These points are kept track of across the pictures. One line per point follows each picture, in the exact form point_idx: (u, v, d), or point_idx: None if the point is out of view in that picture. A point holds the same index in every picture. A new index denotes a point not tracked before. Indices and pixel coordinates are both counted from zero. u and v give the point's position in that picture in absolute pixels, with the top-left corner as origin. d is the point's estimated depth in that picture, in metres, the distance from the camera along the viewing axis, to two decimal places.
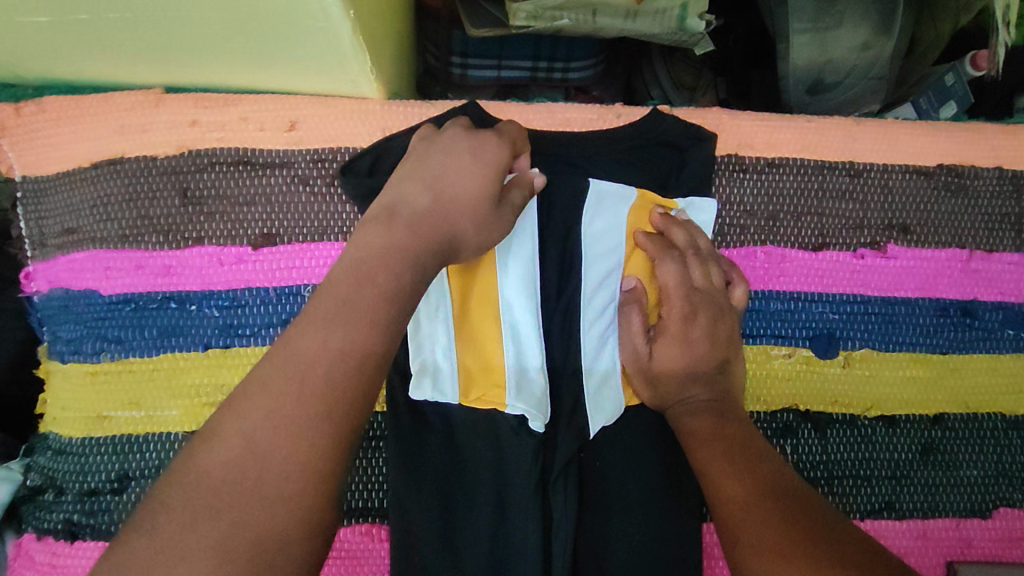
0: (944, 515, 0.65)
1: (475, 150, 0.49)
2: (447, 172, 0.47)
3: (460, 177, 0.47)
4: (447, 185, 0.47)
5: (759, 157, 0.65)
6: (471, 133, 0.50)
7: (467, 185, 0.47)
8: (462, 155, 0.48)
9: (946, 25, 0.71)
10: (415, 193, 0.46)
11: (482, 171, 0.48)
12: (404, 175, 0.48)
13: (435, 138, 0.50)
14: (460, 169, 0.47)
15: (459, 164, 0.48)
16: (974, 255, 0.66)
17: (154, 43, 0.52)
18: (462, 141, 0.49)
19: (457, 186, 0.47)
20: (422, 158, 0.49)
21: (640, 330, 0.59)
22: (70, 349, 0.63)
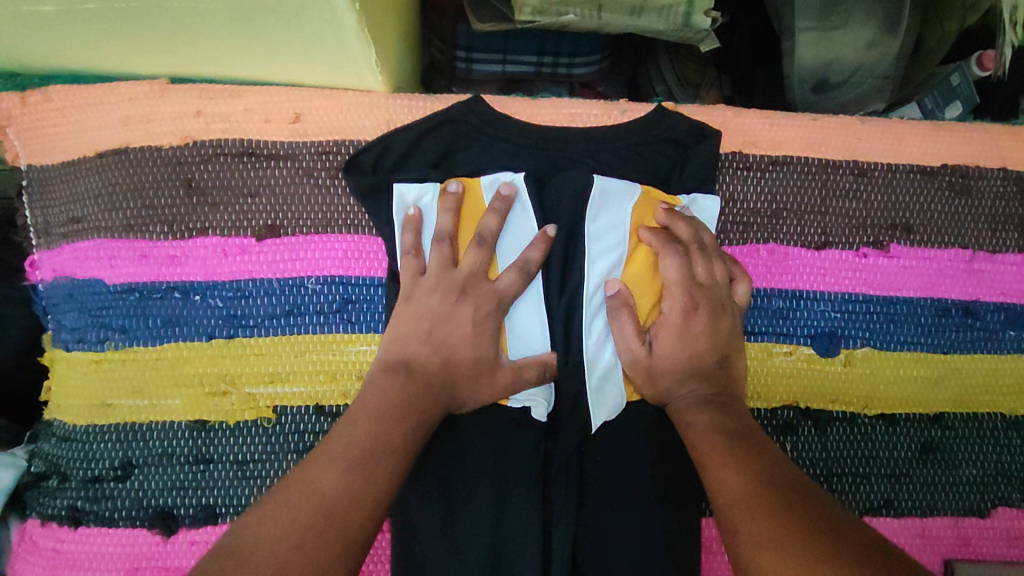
0: (943, 514, 0.65)
1: (472, 317, 0.56)
2: (449, 345, 0.55)
3: (461, 350, 0.55)
4: (452, 355, 0.55)
5: (763, 155, 0.65)
6: (467, 295, 0.57)
7: (467, 355, 0.56)
8: (463, 327, 0.56)
9: (953, 25, 0.70)
10: (422, 359, 0.54)
11: (480, 338, 0.56)
12: (408, 331, 0.55)
13: (431, 286, 0.57)
14: (461, 340, 0.56)
15: (461, 335, 0.56)
16: (977, 255, 0.66)
17: (161, 34, 0.52)
18: (461, 309, 0.56)
19: (458, 356, 0.55)
20: (424, 316, 0.56)
21: (632, 334, 0.58)
22: (74, 337, 0.63)
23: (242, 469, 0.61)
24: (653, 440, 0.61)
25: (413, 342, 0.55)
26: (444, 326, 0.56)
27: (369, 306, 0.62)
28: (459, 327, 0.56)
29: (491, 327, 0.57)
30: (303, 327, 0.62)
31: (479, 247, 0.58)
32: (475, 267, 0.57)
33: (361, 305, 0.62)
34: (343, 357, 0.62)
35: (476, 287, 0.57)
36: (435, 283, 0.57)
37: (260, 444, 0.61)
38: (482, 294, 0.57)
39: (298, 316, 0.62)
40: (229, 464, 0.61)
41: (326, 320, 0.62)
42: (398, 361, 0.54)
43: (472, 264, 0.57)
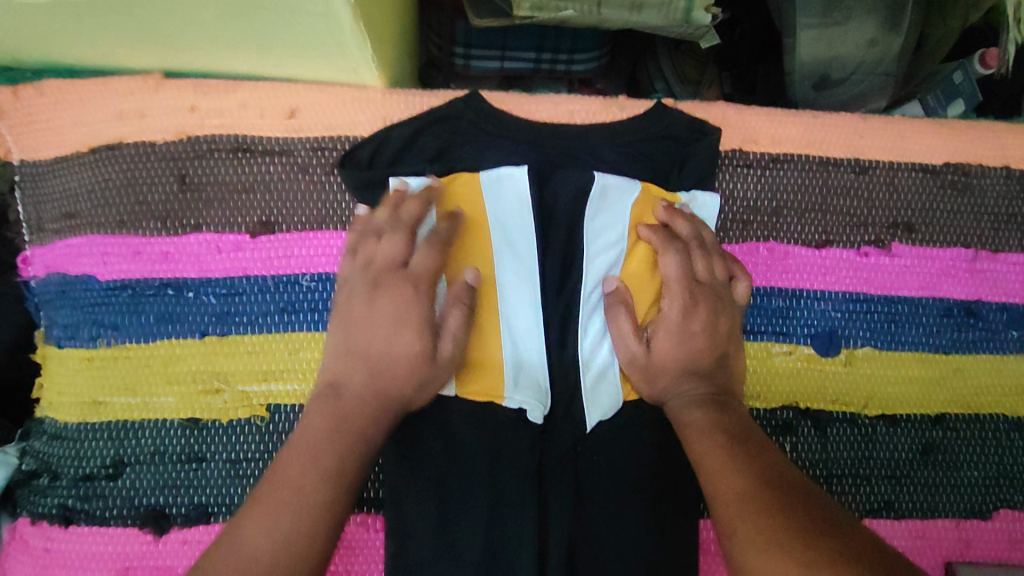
0: (944, 516, 0.64)
1: (393, 306, 0.53)
2: (372, 343, 0.52)
3: (384, 344, 0.51)
4: (378, 352, 0.51)
5: (763, 153, 0.64)
6: (382, 289, 0.53)
7: (396, 346, 0.52)
8: (382, 321, 0.52)
9: (957, 22, 0.69)
10: (348, 368, 0.51)
11: (405, 327, 0.52)
12: (336, 341, 0.53)
13: (350, 290, 0.54)
14: (382, 334, 0.52)
15: (382, 329, 0.52)
16: (979, 255, 0.66)
17: (153, 28, 0.51)
18: (379, 304, 0.53)
19: (387, 348, 0.51)
20: (347, 324, 0.53)
21: (629, 331, 0.57)
22: (67, 334, 0.62)
23: (235, 467, 0.60)
24: (651, 439, 0.61)
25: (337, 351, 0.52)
26: (364, 327, 0.52)
27: None
28: (376, 327, 0.52)
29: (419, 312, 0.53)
30: (297, 325, 0.62)
31: (395, 235, 0.55)
32: (393, 255, 0.54)
33: None
34: None
35: (393, 276, 0.54)
36: (354, 285, 0.54)
37: (254, 442, 0.61)
38: (401, 284, 0.53)
39: (292, 314, 0.62)
40: (222, 463, 0.61)
41: (320, 318, 0.62)
42: (330, 379, 0.51)
43: (388, 254, 0.54)
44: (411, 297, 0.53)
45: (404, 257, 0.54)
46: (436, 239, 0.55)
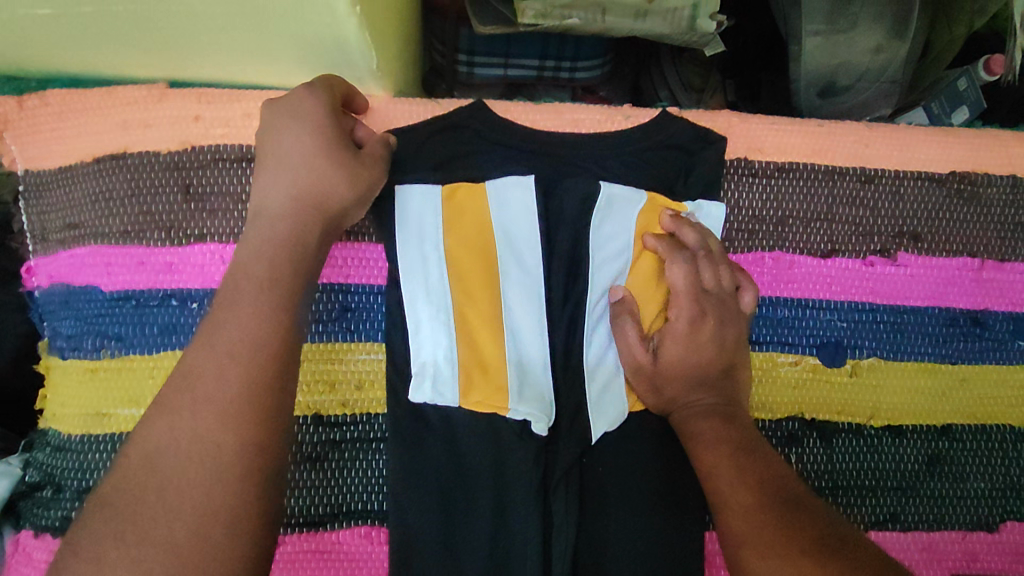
0: (950, 528, 0.64)
1: (297, 113, 0.50)
2: (283, 142, 0.50)
3: (293, 146, 0.50)
4: (288, 154, 0.50)
5: (768, 162, 0.64)
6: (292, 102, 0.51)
7: (306, 145, 0.50)
8: (292, 130, 0.50)
9: (961, 29, 0.69)
10: (269, 183, 0.50)
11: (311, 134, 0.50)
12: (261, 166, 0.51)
13: (269, 116, 0.51)
14: (293, 136, 0.50)
15: (294, 132, 0.50)
16: (986, 264, 0.65)
17: (158, 38, 0.51)
18: (292, 122, 0.50)
19: (296, 152, 0.50)
20: (265, 147, 0.51)
21: (636, 340, 0.58)
22: (70, 345, 0.62)
23: None
24: (655, 450, 0.60)
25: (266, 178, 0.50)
26: (275, 135, 0.50)
27: (368, 315, 0.62)
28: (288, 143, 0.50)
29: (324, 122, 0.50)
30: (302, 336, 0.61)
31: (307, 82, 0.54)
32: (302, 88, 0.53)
33: (360, 314, 0.62)
34: (341, 366, 0.61)
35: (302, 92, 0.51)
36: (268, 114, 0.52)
37: None
38: (307, 95, 0.51)
39: None
40: None
41: (325, 329, 0.61)
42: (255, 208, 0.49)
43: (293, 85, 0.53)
44: (315, 103, 0.51)
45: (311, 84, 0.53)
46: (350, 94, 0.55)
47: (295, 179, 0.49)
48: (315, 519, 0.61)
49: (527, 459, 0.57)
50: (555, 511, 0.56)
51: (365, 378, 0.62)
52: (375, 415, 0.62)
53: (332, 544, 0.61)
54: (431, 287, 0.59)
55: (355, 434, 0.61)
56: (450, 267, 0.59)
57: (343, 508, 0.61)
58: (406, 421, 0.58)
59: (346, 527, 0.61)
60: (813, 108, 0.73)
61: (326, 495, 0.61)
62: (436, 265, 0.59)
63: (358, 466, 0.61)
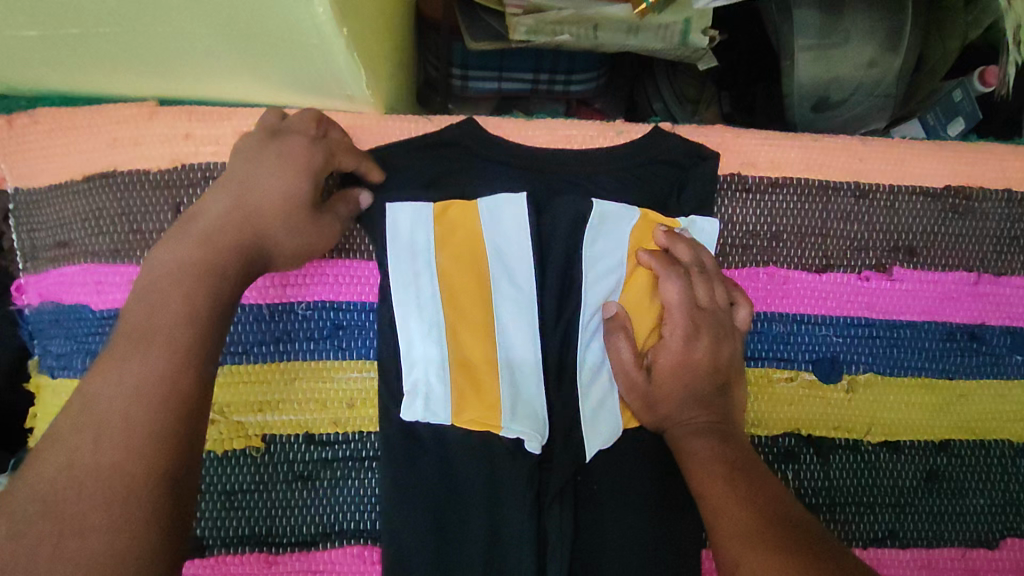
0: (949, 545, 0.63)
1: (286, 160, 0.50)
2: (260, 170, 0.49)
3: (266, 188, 0.49)
4: (250, 191, 0.49)
5: (761, 177, 0.64)
6: (285, 145, 0.50)
7: (273, 193, 0.49)
8: (269, 169, 0.49)
9: (956, 41, 0.69)
10: (217, 200, 0.48)
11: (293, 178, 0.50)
12: (221, 180, 0.50)
13: (258, 142, 0.50)
14: (265, 178, 0.49)
15: (271, 173, 0.49)
16: (982, 278, 0.65)
17: (147, 58, 0.51)
18: (275, 162, 0.49)
19: (260, 194, 0.49)
20: (235, 167, 0.50)
21: (630, 356, 0.57)
22: (60, 364, 0.62)
23: (230, 499, 0.60)
24: (650, 469, 0.60)
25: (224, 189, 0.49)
26: (249, 164, 0.49)
27: (360, 333, 0.61)
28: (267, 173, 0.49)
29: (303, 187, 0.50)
30: (293, 354, 0.61)
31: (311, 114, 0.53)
32: (302, 125, 0.52)
33: (352, 331, 0.61)
34: (334, 384, 0.61)
35: (301, 140, 0.51)
36: (254, 136, 0.51)
37: (248, 473, 0.60)
38: (303, 147, 0.51)
39: (287, 342, 0.61)
40: (216, 495, 0.60)
41: (316, 347, 0.61)
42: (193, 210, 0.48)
43: (296, 122, 0.52)
44: (307, 153, 0.51)
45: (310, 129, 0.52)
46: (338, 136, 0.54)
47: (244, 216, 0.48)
48: (306, 539, 0.60)
49: (521, 479, 0.56)
50: (548, 530, 0.56)
51: (357, 396, 0.61)
52: (367, 434, 0.61)
53: (324, 564, 0.60)
54: (423, 304, 0.58)
55: (347, 453, 0.61)
56: (443, 283, 0.58)
57: (335, 527, 0.60)
58: (398, 439, 0.58)
59: (337, 547, 0.60)
60: (807, 122, 0.73)
61: (318, 515, 0.60)
62: (428, 282, 0.58)
63: (350, 485, 0.61)
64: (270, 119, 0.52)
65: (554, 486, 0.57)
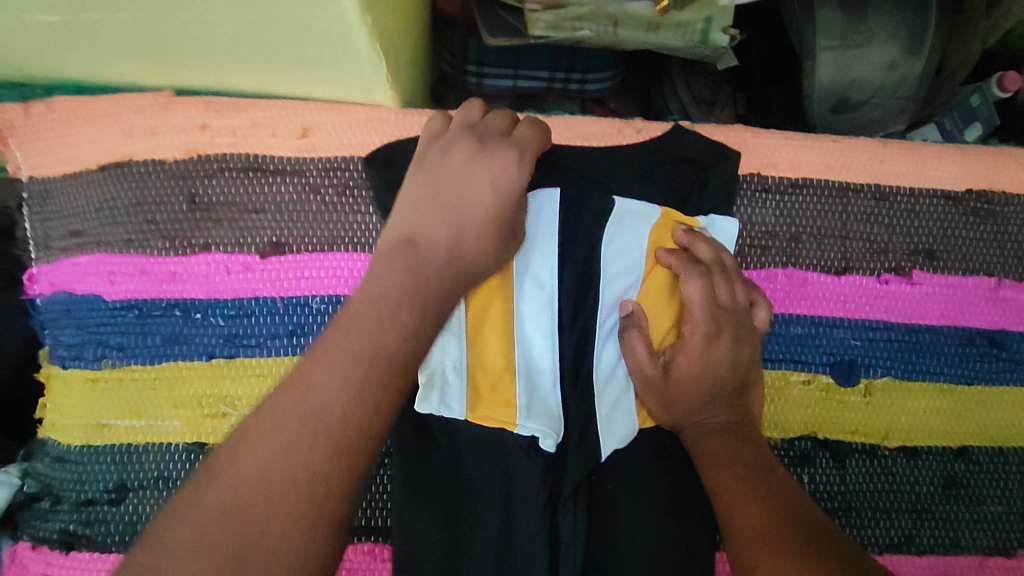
0: (966, 553, 0.63)
1: (499, 178, 0.50)
2: (473, 186, 0.50)
3: (475, 189, 0.50)
4: (464, 204, 0.49)
5: (782, 177, 0.63)
6: (487, 146, 0.51)
7: (484, 208, 0.49)
8: (480, 189, 0.50)
9: (977, 44, 0.69)
10: (432, 217, 0.48)
11: (502, 196, 0.50)
12: (426, 193, 0.49)
13: (446, 145, 0.52)
14: (479, 194, 0.49)
15: (479, 173, 0.50)
16: (1002, 284, 0.64)
17: (166, 45, 0.50)
18: (482, 163, 0.50)
19: (472, 203, 0.49)
20: (442, 175, 0.50)
21: (644, 353, 0.55)
22: (72, 354, 0.61)
23: None
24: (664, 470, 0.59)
25: (426, 207, 0.48)
26: (445, 167, 0.50)
27: None
28: (478, 191, 0.50)
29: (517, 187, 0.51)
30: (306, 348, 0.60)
31: (500, 115, 0.54)
32: (498, 125, 0.53)
33: None
34: None
35: (501, 140, 0.52)
36: (455, 137, 0.52)
37: None
38: (506, 145, 0.51)
39: (301, 336, 0.60)
40: None
41: None
42: (407, 232, 0.47)
43: (493, 123, 0.53)
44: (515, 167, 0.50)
45: (506, 129, 0.53)
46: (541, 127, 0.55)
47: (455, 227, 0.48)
48: None
49: (535, 477, 0.56)
50: (562, 529, 0.55)
51: None
52: None
53: None
54: None
55: None
56: None
57: None
58: (410, 437, 0.57)
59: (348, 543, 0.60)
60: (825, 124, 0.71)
61: None
62: None
63: None
64: (465, 114, 0.54)
65: (568, 486, 0.56)
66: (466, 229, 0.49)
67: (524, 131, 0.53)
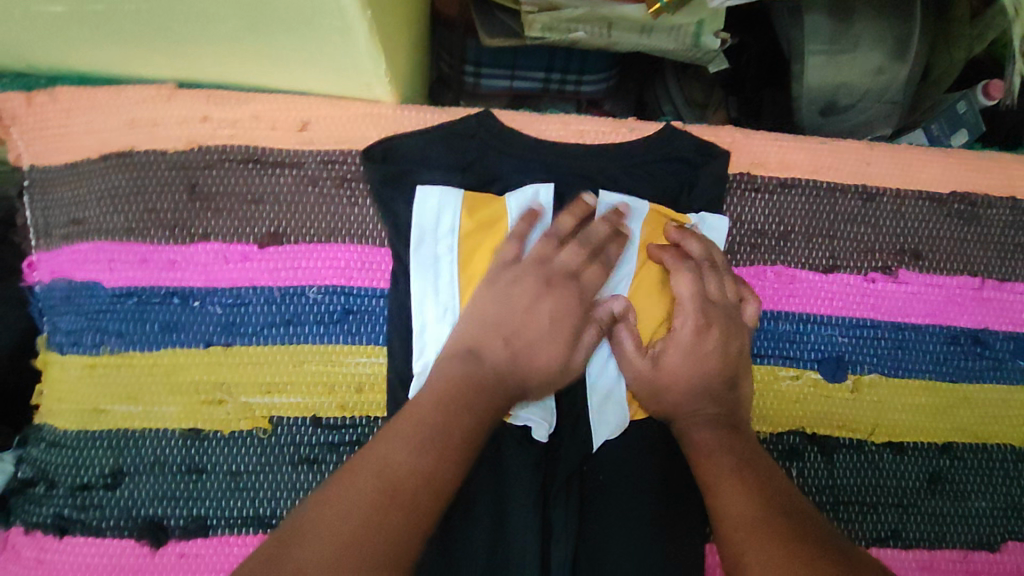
0: (951, 547, 0.64)
1: (560, 301, 0.56)
2: (536, 309, 0.55)
3: (539, 330, 0.55)
4: (529, 325, 0.55)
5: (771, 177, 0.64)
6: (551, 294, 0.55)
7: (549, 330, 0.55)
8: (544, 308, 0.55)
9: (961, 53, 0.70)
10: (495, 335, 0.54)
11: (564, 318, 0.55)
12: (490, 326, 0.54)
13: (516, 277, 0.56)
14: (541, 310, 0.55)
15: (542, 328, 0.55)
16: (985, 283, 0.66)
17: (170, 38, 0.52)
18: (545, 301, 0.55)
19: (534, 319, 0.55)
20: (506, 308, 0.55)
21: (632, 347, 0.57)
22: (69, 341, 0.62)
23: (236, 480, 0.60)
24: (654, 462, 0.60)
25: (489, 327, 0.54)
26: (511, 305, 0.55)
27: (370, 317, 0.61)
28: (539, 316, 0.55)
29: (575, 324, 0.56)
30: (302, 337, 0.61)
31: (580, 245, 0.57)
32: (571, 262, 0.57)
33: (362, 316, 0.61)
34: (342, 368, 0.61)
35: (567, 283, 0.56)
36: (525, 273, 0.56)
37: (255, 454, 0.60)
38: (570, 289, 0.56)
39: (297, 325, 0.61)
40: (222, 475, 0.60)
41: (326, 331, 0.61)
42: (470, 346, 0.53)
43: (569, 260, 0.57)
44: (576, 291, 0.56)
45: (579, 267, 0.57)
46: (610, 266, 0.58)
47: (517, 355, 0.54)
48: None
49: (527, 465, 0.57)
50: (554, 518, 0.56)
51: (366, 381, 0.61)
52: (375, 419, 0.61)
53: None
54: (439, 286, 0.58)
55: (352, 437, 0.61)
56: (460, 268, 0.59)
57: None
58: None
59: None
60: (815, 128, 0.73)
61: None
62: (445, 266, 0.59)
63: None
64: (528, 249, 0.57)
65: (560, 476, 0.57)
66: (527, 354, 0.54)
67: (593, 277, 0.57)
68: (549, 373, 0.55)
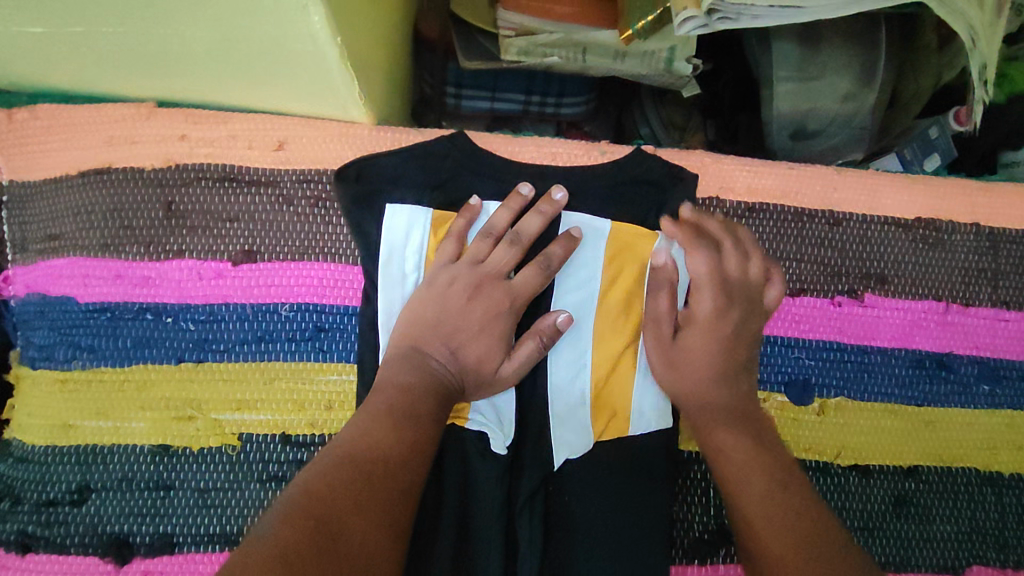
0: (916, 570, 0.64)
1: (486, 302, 0.58)
2: (467, 312, 0.58)
3: (470, 331, 0.57)
4: (458, 326, 0.57)
5: (738, 202, 0.65)
6: (482, 291, 0.58)
7: (479, 332, 0.58)
8: (473, 311, 0.58)
9: (928, 79, 0.72)
10: (426, 336, 0.57)
11: (493, 322, 0.58)
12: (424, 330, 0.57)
13: (450, 276, 0.58)
14: (469, 311, 0.58)
15: (474, 328, 0.58)
16: (950, 308, 0.67)
17: (147, 59, 0.52)
18: (476, 303, 0.58)
19: (464, 319, 0.58)
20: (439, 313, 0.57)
21: (666, 309, 0.59)
22: (41, 355, 0.63)
23: (203, 497, 0.60)
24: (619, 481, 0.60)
25: (426, 332, 0.57)
26: (445, 307, 0.57)
27: (341, 335, 0.62)
28: (470, 320, 0.58)
29: (507, 322, 0.58)
30: (273, 354, 0.62)
31: (509, 244, 0.58)
32: (501, 263, 0.58)
33: (333, 334, 0.62)
34: (312, 386, 0.62)
35: (496, 283, 0.58)
36: (458, 274, 0.58)
37: (223, 471, 0.61)
38: (500, 290, 0.58)
39: (269, 342, 0.62)
40: (190, 491, 0.60)
41: (297, 348, 0.62)
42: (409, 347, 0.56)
43: (498, 259, 0.58)
44: (502, 293, 0.58)
45: (508, 267, 0.59)
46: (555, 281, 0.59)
47: (453, 354, 0.57)
48: None
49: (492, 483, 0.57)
50: (519, 532, 0.58)
51: (335, 399, 0.62)
52: None
53: None
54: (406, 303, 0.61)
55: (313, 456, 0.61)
56: None
57: None
58: None
59: None
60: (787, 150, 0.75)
61: None
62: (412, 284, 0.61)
63: None
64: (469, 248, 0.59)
65: (524, 491, 0.58)
66: (462, 352, 0.57)
67: (522, 276, 0.58)
68: (486, 372, 0.57)
